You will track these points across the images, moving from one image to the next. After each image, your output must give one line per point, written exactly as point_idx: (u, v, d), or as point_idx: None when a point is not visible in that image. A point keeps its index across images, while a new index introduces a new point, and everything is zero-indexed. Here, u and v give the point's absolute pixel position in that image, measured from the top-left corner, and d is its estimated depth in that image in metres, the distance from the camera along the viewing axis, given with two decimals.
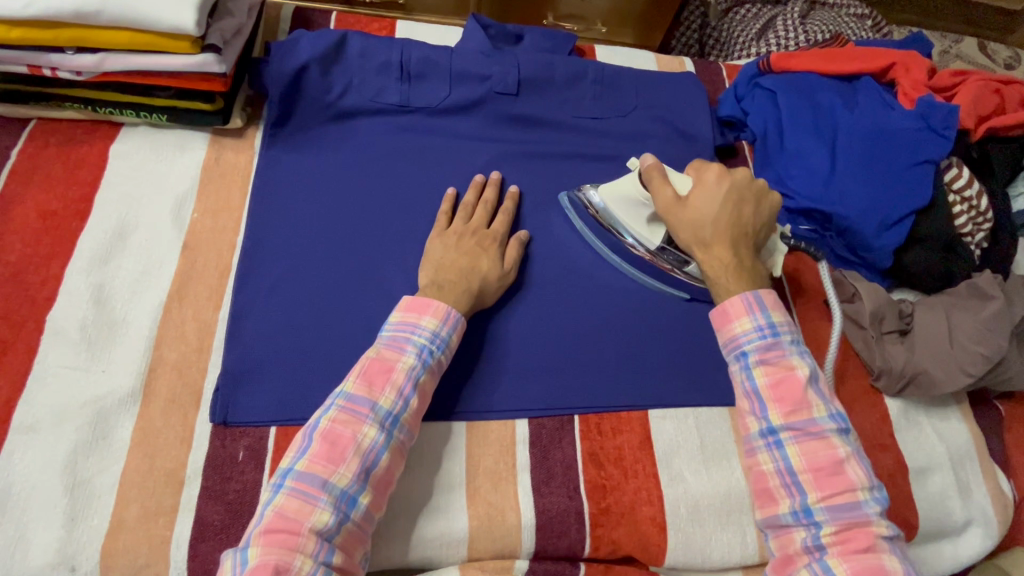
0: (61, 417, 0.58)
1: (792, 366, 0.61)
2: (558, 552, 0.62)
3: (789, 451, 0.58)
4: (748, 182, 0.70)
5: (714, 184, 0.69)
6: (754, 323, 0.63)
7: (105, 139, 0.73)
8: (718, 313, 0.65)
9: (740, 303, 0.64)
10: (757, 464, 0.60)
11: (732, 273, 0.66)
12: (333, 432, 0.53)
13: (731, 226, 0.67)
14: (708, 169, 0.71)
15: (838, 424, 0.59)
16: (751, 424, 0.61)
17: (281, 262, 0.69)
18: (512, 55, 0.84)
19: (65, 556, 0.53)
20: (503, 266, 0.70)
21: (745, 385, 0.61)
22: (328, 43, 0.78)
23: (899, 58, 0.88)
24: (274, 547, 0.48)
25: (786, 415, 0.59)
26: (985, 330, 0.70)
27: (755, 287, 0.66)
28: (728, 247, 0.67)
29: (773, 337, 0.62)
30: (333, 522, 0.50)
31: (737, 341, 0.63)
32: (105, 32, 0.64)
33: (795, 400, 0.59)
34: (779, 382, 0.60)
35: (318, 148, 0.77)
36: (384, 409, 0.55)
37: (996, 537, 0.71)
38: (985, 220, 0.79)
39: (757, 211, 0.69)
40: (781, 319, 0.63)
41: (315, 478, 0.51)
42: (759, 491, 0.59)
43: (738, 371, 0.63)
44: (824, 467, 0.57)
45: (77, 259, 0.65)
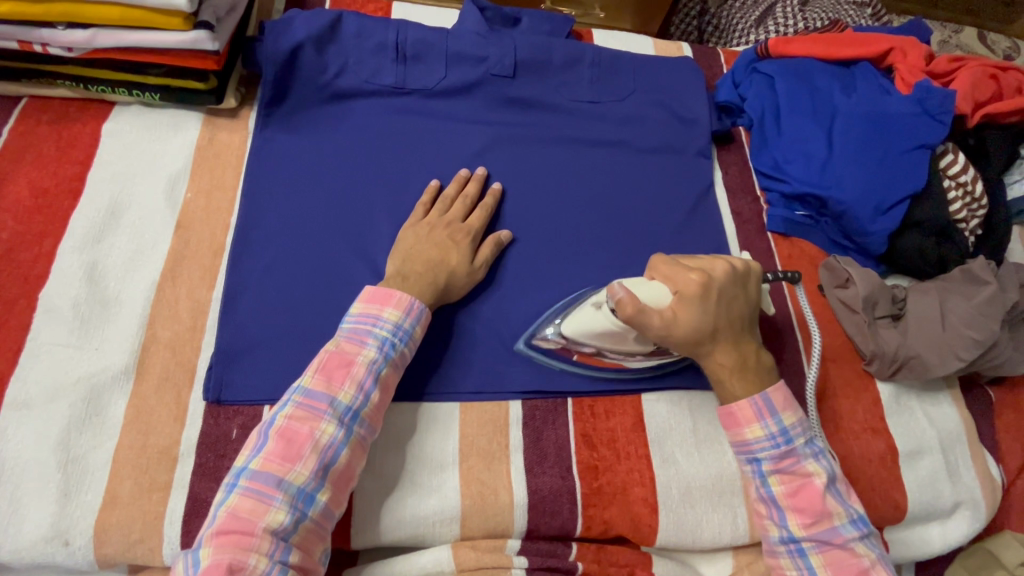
0: (55, 394, 0.58)
1: (809, 473, 0.61)
2: (551, 531, 0.63)
3: (814, 560, 0.60)
4: (730, 275, 0.64)
5: (701, 294, 0.62)
6: (765, 430, 0.62)
7: (97, 119, 0.72)
8: (726, 415, 0.63)
9: (749, 407, 0.62)
10: (780, 567, 0.61)
11: (740, 376, 0.63)
12: (290, 430, 0.53)
13: (729, 326, 0.63)
14: (682, 274, 0.63)
15: (861, 530, 0.60)
16: (771, 530, 0.61)
17: (275, 242, 0.68)
18: (509, 37, 0.83)
19: (59, 530, 0.53)
20: (473, 262, 0.69)
21: (762, 492, 0.62)
22: (324, 22, 0.77)
23: (898, 42, 0.88)
24: (226, 549, 0.48)
25: (808, 527, 0.60)
26: (977, 315, 0.70)
27: (763, 382, 0.64)
28: (729, 348, 0.63)
29: (787, 444, 0.61)
30: (290, 521, 0.50)
31: (749, 447, 0.62)
32: (97, 7, 0.63)
33: (814, 512, 0.59)
34: (797, 489, 0.60)
35: (313, 129, 0.76)
36: (343, 405, 0.55)
37: (984, 519, 0.72)
38: (980, 207, 0.79)
39: (746, 297, 0.65)
40: (793, 422, 0.62)
41: (271, 476, 0.51)
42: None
43: (751, 477, 0.63)
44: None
45: (70, 238, 0.65)
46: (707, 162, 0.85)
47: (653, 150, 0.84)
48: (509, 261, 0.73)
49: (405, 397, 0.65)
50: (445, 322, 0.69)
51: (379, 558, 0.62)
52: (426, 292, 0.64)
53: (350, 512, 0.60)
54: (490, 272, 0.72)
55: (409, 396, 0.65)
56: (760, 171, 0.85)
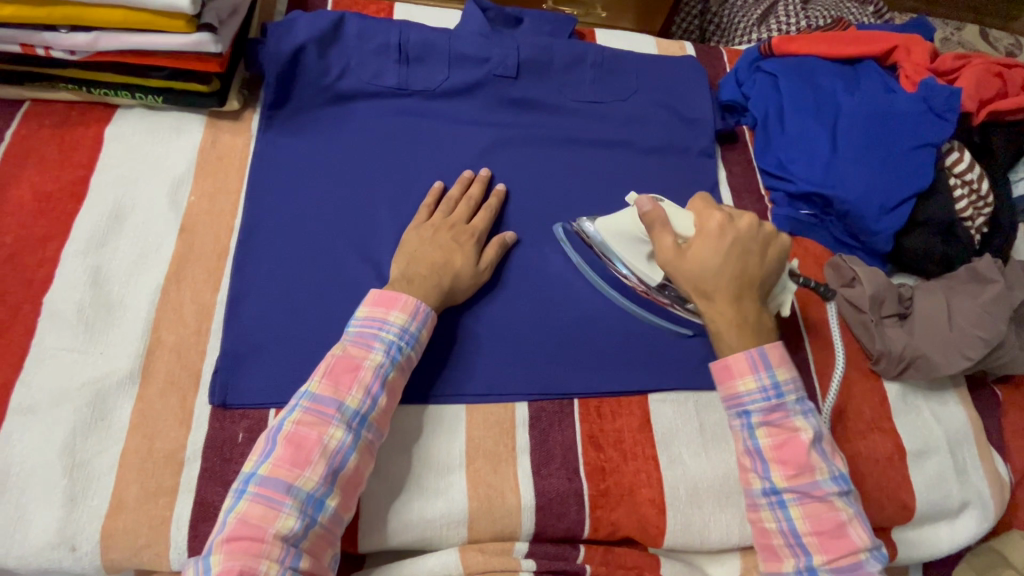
0: (60, 398, 0.58)
1: (796, 428, 0.59)
2: (558, 533, 0.62)
3: (792, 512, 0.58)
4: (754, 231, 0.64)
5: (716, 236, 0.63)
6: (757, 382, 0.60)
7: (100, 122, 0.72)
8: (719, 367, 0.62)
9: (744, 359, 0.61)
10: (761, 520, 0.60)
11: (737, 330, 0.62)
12: (298, 435, 0.53)
13: (736, 277, 0.62)
14: (708, 215, 0.65)
15: (842, 486, 0.58)
16: (753, 481, 0.60)
17: (279, 245, 0.68)
18: (512, 37, 0.83)
19: (65, 536, 0.53)
20: (478, 264, 0.68)
21: (748, 444, 0.60)
22: (326, 24, 0.77)
23: (902, 41, 0.87)
24: (236, 555, 0.48)
25: (790, 478, 0.58)
26: (985, 314, 0.70)
27: (761, 340, 0.62)
28: (731, 302, 0.62)
29: (777, 398, 0.60)
30: (300, 526, 0.50)
31: (739, 399, 0.61)
32: (100, 10, 0.63)
33: (798, 464, 0.58)
34: (783, 443, 0.59)
35: (316, 131, 0.76)
36: (351, 409, 0.55)
37: (992, 518, 0.72)
38: (985, 205, 0.78)
39: (763, 259, 0.63)
40: (785, 377, 0.60)
41: (280, 482, 0.51)
42: (764, 547, 0.59)
43: (739, 428, 0.61)
44: (828, 530, 0.57)
45: (74, 241, 0.65)
46: (712, 161, 0.85)
47: (657, 150, 0.84)
48: (514, 262, 0.73)
49: (411, 400, 0.65)
50: (450, 324, 0.69)
51: (386, 561, 0.62)
52: (432, 294, 0.64)
53: (357, 515, 0.59)
54: (496, 273, 0.72)
55: (415, 399, 0.65)
56: (763, 170, 0.85)
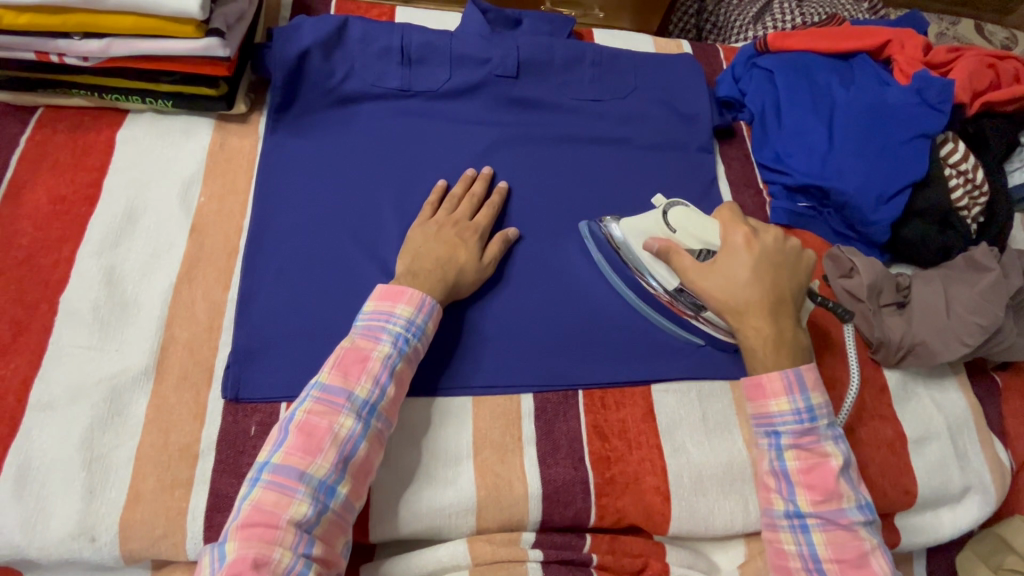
0: (78, 394, 0.59)
1: (827, 454, 0.61)
2: (565, 522, 0.64)
3: (814, 537, 0.59)
4: (779, 244, 0.68)
5: (743, 249, 0.67)
6: (792, 404, 0.62)
7: (112, 126, 0.74)
8: (753, 385, 0.64)
9: (779, 380, 0.62)
10: (779, 541, 0.61)
11: (773, 347, 0.64)
12: (310, 424, 0.54)
13: (767, 292, 0.65)
14: (733, 229, 0.68)
15: (866, 516, 0.60)
16: (776, 502, 0.61)
17: (288, 243, 0.70)
18: (511, 38, 0.85)
19: (85, 527, 0.54)
20: (482, 259, 0.70)
21: (775, 465, 0.62)
22: (330, 28, 0.79)
23: (895, 35, 0.89)
24: (250, 541, 0.49)
25: (816, 503, 0.60)
26: (981, 300, 0.71)
27: (796, 359, 0.64)
28: (765, 319, 0.64)
29: (810, 422, 0.61)
30: (312, 513, 0.51)
31: (770, 420, 0.63)
32: (111, 17, 0.65)
33: (826, 489, 0.60)
34: (811, 467, 0.61)
35: (321, 133, 0.78)
36: (361, 399, 0.56)
37: (994, 503, 0.73)
38: (981, 194, 0.80)
39: (791, 272, 0.67)
40: (820, 404, 0.62)
41: (292, 470, 0.52)
42: (778, 567, 0.61)
43: (768, 448, 0.63)
44: (851, 558, 0.58)
45: (88, 243, 0.66)
46: (710, 156, 0.86)
47: (656, 146, 0.85)
48: (517, 257, 0.74)
49: (418, 392, 0.66)
50: (455, 318, 0.70)
51: (396, 551, 0.63)
52: (437, 288, 0.65)
53: (367, 505, 0.61)
54: (499, 268, 0.73)
55: (422, 392, 0.66)
56: (761, 164, 0.86)
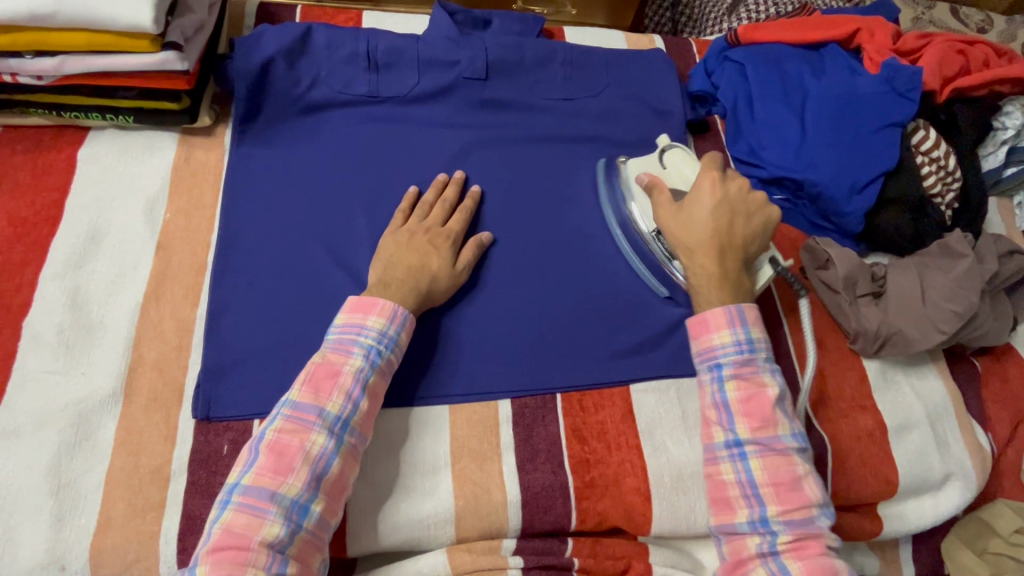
0: (44, 420, 0.58)
1: (764, 383, 0.62)
2: (546, 527, 0.63)
3: (752, 463, 0.60)
4: (743, 194, 0.69)
5: (709, 195, 0.68)
6: (733, 336, 0.63)
7: (73, 145, 0.72)
8: (697, 321, 0.65)
9: (722, 314, 0.64)
10: (718, 472, 0.61)
11: (716, 285, 0.66)
12: (280, 443, 0.53)
13: (719, 234, 0.67)
14: (703, 176, 0.69)
15: (799, 444, 0.61)
16: (716, 434, 0.62)
17: (257, 257, 0.69)
18: (479, 40, 0.84)
19: (54, 556, 0.53)
20: (456, 266, 0.69)
21: (716, 397, 0.62)
22: (293, 36, 0.78)
23: (865, 23, 0.88)
24: (222, 565, 0.48)
25: (754, 430, 0.60)
26: (957, 287, 0.71)
27: (737, 298, 0.66)
28: (712, 257, 0.67)
29: (749, 353, 0.63)
30: (285, 533, 0.50)
31: (712, 352, 0.64)
32: (63, 34, 0.63)
33: (763, 416, 0.60)
34: (750, 396, 0.61)
35: (289, 143, 0.77)
36: (333, 415, 0.55)
37: (975, 489, 0.73)
38: (955, 180, 0.80)
39: (749, 220, 0.68)
40: (759, 336, 0.64)
41: (264, 490, 0.51)
42: (718, 499, 0.61)
43: (709, 381, 0.63)
44: (785, 482, 0.59)
45: (51, 265, 0.65)
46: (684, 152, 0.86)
47: (629, 144, 0.85)
48: (492, 261, 0.74)
49: (394, 403, 0.65)
50: (429, 327, 0.69)
51: (377, 564, 0.63)
52: (409, 297, 0.64)
53: (345, 519, 0.60)
54: (474, 273, 0.73)
55: (397, 402, 0.65)
56: (736, 158, 0.85)
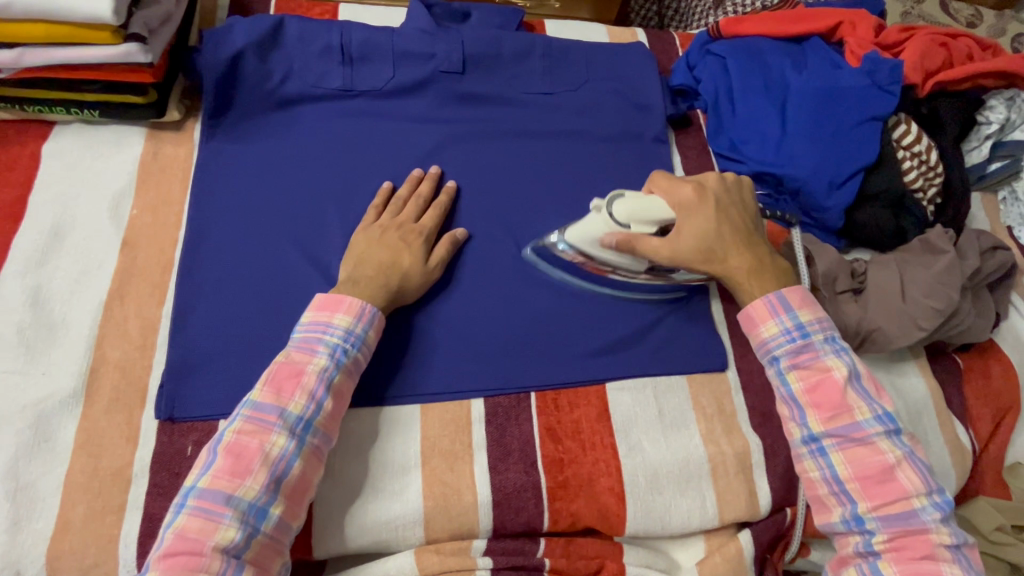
0: (2, 422, 0.57)
1: (828, 367, 0.61)
2: (518, 528, 0.62)
3: (834, 458, 0.60)
4: (722, 184, 0.69)
5: (698, 203, 0.67)
6: (780, 325, 0.64)
7: (37, 140, 0.71)
8: (744, 317, 0.66)
9: (764, 305, 0.65)
10: (804, 470, 0.61)
11: (756, 277, 0.66)
12: (239, 445, 0.52)
13: (731, 229, 0.67)
14: (677, 186, 0.68)
15: (886, 426, 0.59)
16: (793, 430, 0.62)
17: (225, 254, 0.67)
18: (456, 32, 0.83)
19: (10, 560, 0.52)
20: (428, 262, 0.68)
21: (782, 391, 0.63)
22: (264, 29, 0.76)
23: (847, 16, 0.87)
24: (174, 570, 0.47)
25: (827, 422, 0.60)
26: (937, 284, 0.70)
27: (779, 283, 0.67)
28: (742, 252, 0.67)
29: (803, 339, 0.63)
30: (241, 537, 0.49)
31: (767, 346, 0.64)
32: (20, 25, 0.62)
33: (834, 405, 0.60)
34: (816, 385, 0.61)
35: (260, 138, 0.75)
36: (294, 415, 0.54)
37: (954, 487, 0.72)
38: (936, 175, 0.79)
39: (742, 203, 0.69)
40: (809, 319, 0.63)
41: (219, 494, 0.50)
42: (812, 498, 0.61)
43: (773, 375, 0.64)
44: (873, 473, 0.58)
45: (12, 262, 0.64)
46: (665, 147, 0.85)
47: (609, 138, 0.84)
48: (467, 257, 0.73)
49: (365, 402, 0.64)
50: (401, 325, 0.68)
51: (346, 566, 0.62)
52: (378, 295, 0.63)
53: (312, 520, 0.59)
54: (448, 270, 0.71)
55: (368, 401, 0.64)
56: (717, 154, 0.84)
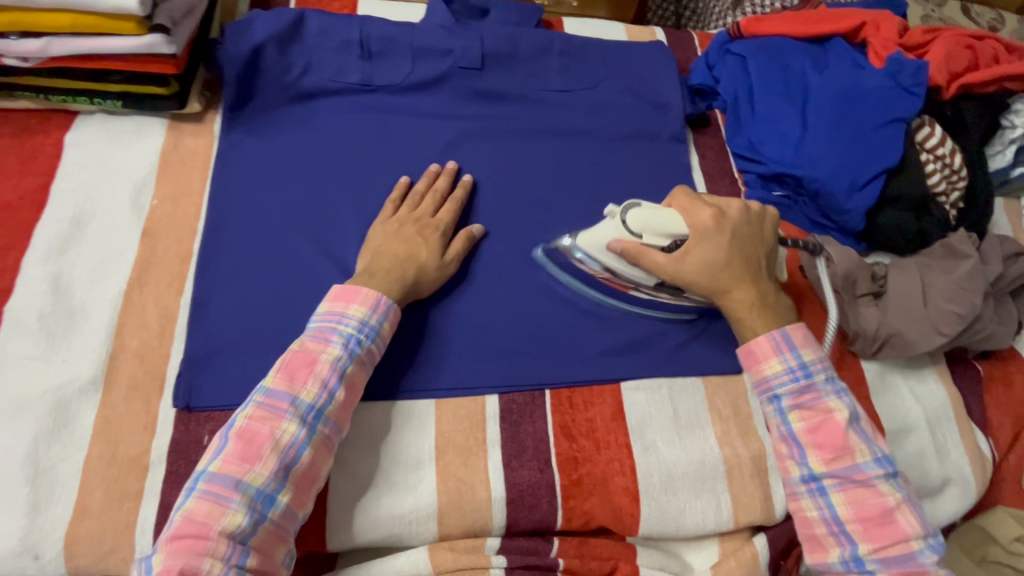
0: (22, 407, 0.57)
1: (831, 409, 0.60)
2: (530, 526, 0.62)
3: (833, 499, 0.58)
4: (745, 215, 0.68)
5: (715, 230, 0.65)
6: (784, 364, 0.62)
7: (60, 129, 0.72)
8: (745, 351, 0.64)
9: (767, 342, 0.62)
10: (801, 509, 0.60)
11: (760, 314, 0.65)
12: (250, 431, 0.52)
13: (742, 263, 0.65)
14: (698, 208, 0.67)
15: (886, 469, 0.58)
16: (791, 469, 0.60)
17: (243, 246, 0.68)
18: (475, 29, 0.83)
19: (28, 544, 0.53)
20: (445, 257, 0.68)
21: (782, 430, 0.61)
22: (285, 22, 0.77)
23: (870, 17, 0.86)
24: (180, 552, 0.47)
25: (828, 463, 0.59)
26: (959, 288, 0.69)
27: (783, 322, 0.65)
28: (748, 287, 0.65)
29: (806, 378, 0.61)
30: (248, 523, 0.49)
31: (768, 383, 0.62)
32: (47, 15, 0.62)
33: (836, 446, 0.58)
34: (817, 425, 0.60)
35: (278, 131, 0.75)
36: (306, 404, 0.54)
37: (974, 496, 0.71)
38: (960, 179, 0.78)
39: (761, 239, 0.68)
40: (812, 358, 0.62)
41: (228, 478, 0.50)
42: (808, 537, 0.60)
43: (772, 414, 0.62)
44: (874, 516, 0.57)
45: (35, 249, 0.64)
46: (683, 146, 0.84)
47: (626, 137, 0.83)
48: (484, 254, 0.72)
49: (380, 396, 0.64)
50: (416, 321, 0.68)
51: (358, 559, 0.62)
52: (394, 287, 0.63)
53: (326, 513, 0.59)
54: (464, 267, 0.71)
55: (384, 396, 0.64)
56: (735, 153, 0.84)
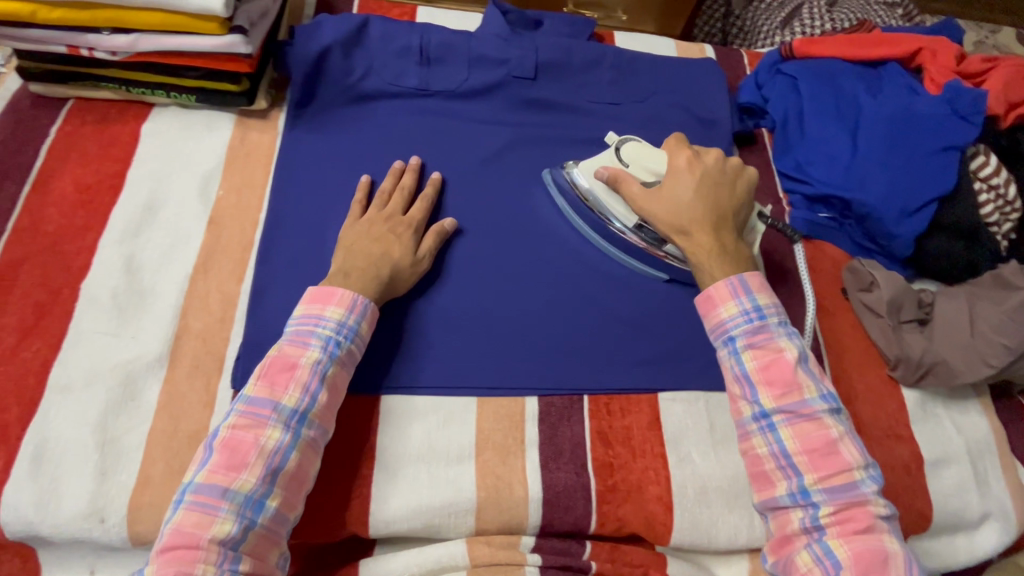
0: (94, 379, 0.61)
1: (781, 348, 0.62)
2: (565, 528, 0.63)
3: (783, 433, 0.59)
4: (721, 165, 0.71)
5: (686, 172, 0.70)
6: (740, 306, 0.63)
7: (137, 119, 0.76)
8: (703, 298, 0.65)
9: (724, 286, 0.64)
10: (752, 448, 0.61)
11: (716, 258, 0.66)
12: (233, 439, 0.55)
13: (708, 206, 0.68)
14: (678, 153, 0.72)
15: (831, 405, 0.60)
16: (742, 408, 0.62)
17: (301, 238, 0.71)
18: (530, 40, 0.85)
19: (95, 508, 0.56)
20: (417, 253, 0.69)
21: (734, 370, 0.62)
22: (351, 27, 0.80)
23: (927, 43, 0.86)
24: (172, 563, 0.50)
25: (778, 398, 0.60)
26: (1009, 321, 0.68)
27: (740, 268, 0.66)
28: (709, 232, 0.67)
29: (760, 320, 0.63)
30: (237, 530, 0.52)
31: (724, 327, 0.64)
32: (138, 13, 0.67)
33: (784, 382, 0.60)
34: (768, 364, 0.61)
35: (338, 130, 0.79)
36: (288, 408, 0.56)
37: (1014, 533, 0.70)
38: (1013, 210, 0.76)
39: (733, 189, 0.70)
40: (766, 303, 0.64)
41: (215, 487, 0.52)
42: (756, 475, 0.60)
43: (725, 354, 0.63)
44: (818, 447, 0.58)
45: (111, 231, 0.68)
46: None
47: None
48: (529, 258, 0.74)
49: (425, 391, 0.66)
50: (462, 320, 0.70)
51: (396, 547, 0.64)
52: (371, 287, 0.64)
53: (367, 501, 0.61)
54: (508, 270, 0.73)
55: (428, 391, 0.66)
56: (782, 173, 0.84)
